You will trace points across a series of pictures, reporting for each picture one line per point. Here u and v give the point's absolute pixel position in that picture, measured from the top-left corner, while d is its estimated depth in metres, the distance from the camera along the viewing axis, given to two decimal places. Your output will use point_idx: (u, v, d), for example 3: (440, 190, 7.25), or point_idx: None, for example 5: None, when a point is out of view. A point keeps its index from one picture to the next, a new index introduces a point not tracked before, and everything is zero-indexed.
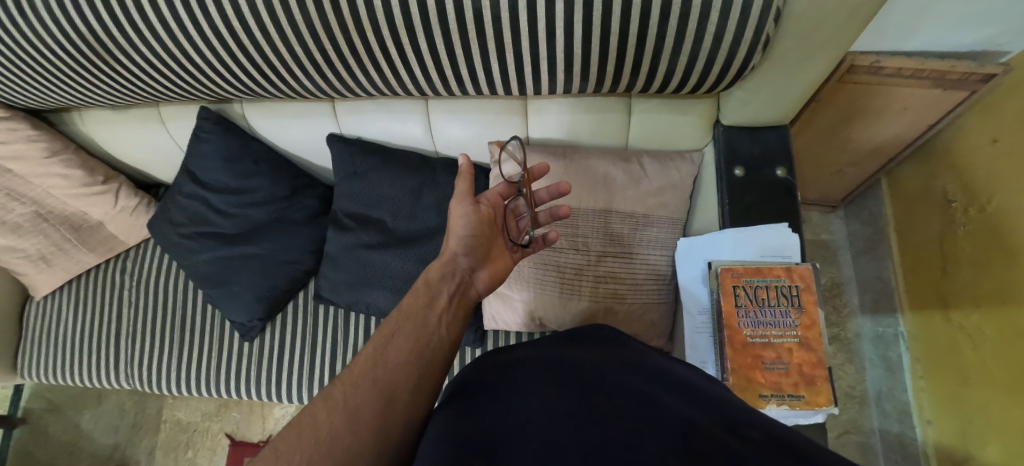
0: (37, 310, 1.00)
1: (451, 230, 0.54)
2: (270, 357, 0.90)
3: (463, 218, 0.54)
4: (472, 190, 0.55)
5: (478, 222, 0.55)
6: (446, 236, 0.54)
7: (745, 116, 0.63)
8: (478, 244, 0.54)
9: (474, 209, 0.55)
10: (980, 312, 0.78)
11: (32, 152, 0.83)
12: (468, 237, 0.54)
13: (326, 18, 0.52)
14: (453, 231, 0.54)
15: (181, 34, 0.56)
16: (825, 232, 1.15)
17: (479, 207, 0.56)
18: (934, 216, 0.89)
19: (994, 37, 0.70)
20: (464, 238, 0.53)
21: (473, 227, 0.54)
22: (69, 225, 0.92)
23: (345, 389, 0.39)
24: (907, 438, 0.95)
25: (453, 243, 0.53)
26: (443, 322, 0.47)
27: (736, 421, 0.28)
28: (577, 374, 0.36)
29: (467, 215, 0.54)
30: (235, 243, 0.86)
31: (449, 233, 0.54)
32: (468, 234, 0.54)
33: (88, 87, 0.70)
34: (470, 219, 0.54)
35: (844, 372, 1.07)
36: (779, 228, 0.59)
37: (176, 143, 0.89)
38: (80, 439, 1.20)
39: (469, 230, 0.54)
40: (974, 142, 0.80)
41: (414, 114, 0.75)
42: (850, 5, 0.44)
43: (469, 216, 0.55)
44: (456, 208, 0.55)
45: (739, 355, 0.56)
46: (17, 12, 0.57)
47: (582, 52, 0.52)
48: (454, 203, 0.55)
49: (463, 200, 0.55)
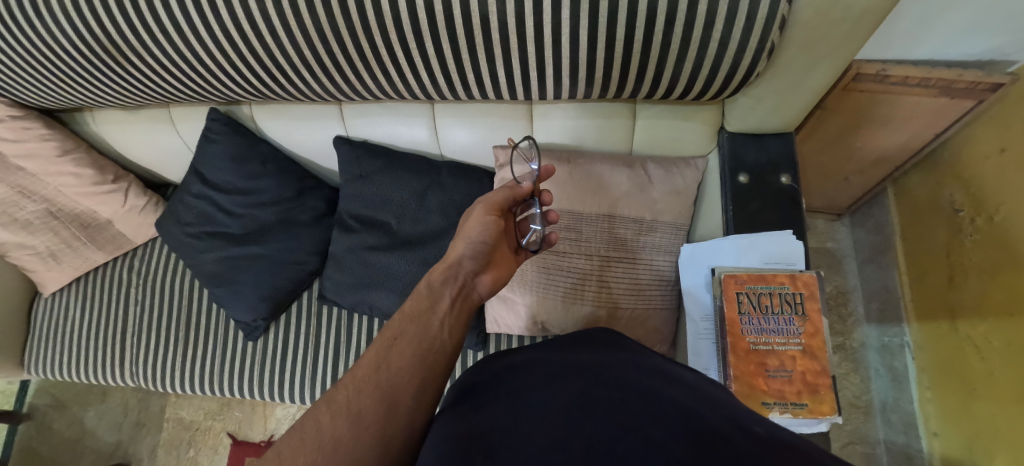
0: (45, 307, 1.01)
1: (463, 231, 0.55)
2: (273, 357, 0.90)
3: (480, 223, 0.55)
4: (497, 203, 0.57)
5: (494, 231, 0.55)
6: (458, 237, 0.55)
7: (750, 122, 0.63)
8: (486, 250, 0.54)
9: (492, 222, 0.55)
10: (988, 323, 0.77)
11: (44, 150, 0.85)
12: (477, 241, 0.54)
13: (335, 22, 0.52)
14: (468, 235, 0.54)
15: (193, 36, 0.57)
16: (830, 240, 1.15)
17: (499, 218, 0.56)
18: (941, 226, 0.89)
19: (1001, 47, 0.70)
20: (474, 243, 0.54)
21: (486, 234, 0.54)
22: (79, 223, 0.94)
23: (348, 394, 0.40)
24: (913, 450, 0.94)
25: (461, 247, 0.54)
26: (444, 326, 0.47)
27: (739, 419, 0.29)
28: (582, 374, 0.36)
29: (483, 222, 0.55)
30: (241, 243, 0.87)
31: (461, 237, 0.55)
32: (479, 240, 0.54)
33: (100, 88, 0.72)
34: (484, 225, 0.55)
35: (850, 382, 1.05)
36: (783, 235, 0.59)
37: (185, 144, 0.90)
38: (84, 435, 1.21)
39: (480, 235, 0.54)
40: (982, 151, 0.80)
41: (420, 118, 0.76)
42: (856, 14, 0.44)
43: (485, 222, 0.55)
44: (476, 212, 0.56)
45: (742, 362, 0.56)
46: (34, 13, 0.58)
47: (587, 57, 0.52)
48: (480, 208, 0.57)
49: (489, 208, 0.56)
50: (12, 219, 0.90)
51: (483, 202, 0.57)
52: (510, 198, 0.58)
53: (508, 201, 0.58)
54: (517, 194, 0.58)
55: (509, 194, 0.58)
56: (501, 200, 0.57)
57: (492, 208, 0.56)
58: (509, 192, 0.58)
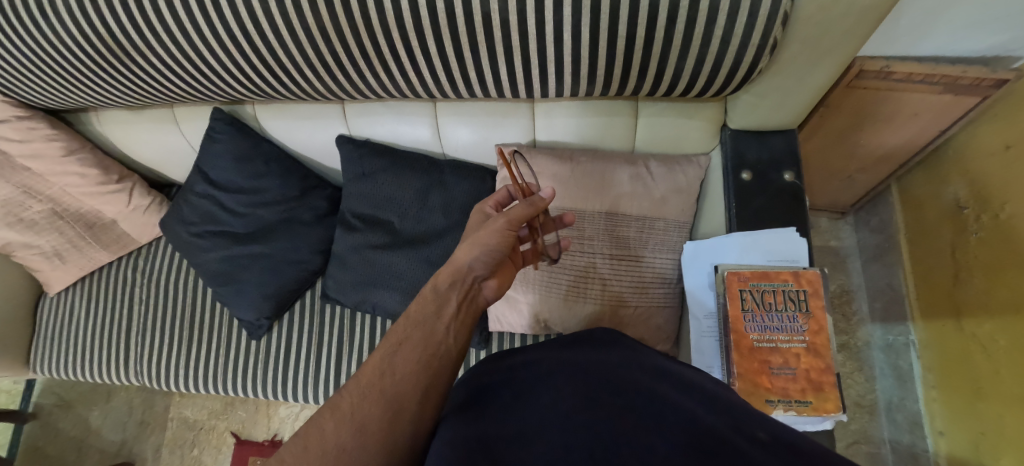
0: (51, 306, 1.02)
1: (478, 239, 0.52)
2: (276, 356, 0.90)
3: (499, 234, 0.52)
4: (519, 220, 0.53)
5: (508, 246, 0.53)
6: (471, 241, 0.53)
7: (753, 120, 0.63)
8: (497, 259, 0.53)
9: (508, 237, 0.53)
10: (993, 321, 0.76)
11: (50, 150, 0.85)
12: (492, 250, 0.52)
13: (338, 21, 0.53)
14: (485, 243, 0.52)
15: (197, 37, 0.58)
16: (834, 239, 1.15)
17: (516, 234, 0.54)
18: (945, 223, 0.88)
19: (1006, 43, 0.69)
20: (489, 251, 0.52)
21: (502, 245, 0.53)
22: (84, 223, 0.94)
23: (352, 401, 0.39)
24: (918, 450, 0.93)
25: (473, 253, 0.52)
26: (450, 331, 0.46)
27: (741, 421, 0.29)
28: (587, 375, 0.36)
29: (501, 235, 0.52)
30: (245, 242, 0.87)
31: (474, 242, 0.52)
32: (496, 249, 0.52)
33: (105, 88, 0.72)
34: (502, 238, 0.52)
35: (854, 381, 1.05)
36: (786, 233, 0.59)
37: (188, 143, 0.90)
38: (89, 435, 1.22)
39: (495, 244, 0.52)
40: (986, 148, 0.79)
41: (422, 117, 0.76)
42: (859, 10, 0.44)
43: (503, 235, 0.53)
44: (495, 222, 0.53)
45: (746, 359, 0.56)
46: (39, 14, 0.58)
47: (590, 54, 0.52)
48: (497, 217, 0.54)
49: (510, 221, 0.53)
50: (18, 219, 0.91)
51: (505, 213, 0.54)
52: (531, 214, 0.54)
53: (528, 215, 0.55)
54: (538, 209, 0.53)
55: (530, 210, 0.54)
56: (523, 214, 0.54)
57: (514, 221, 0.53)
58: (532, 208, 0.54)
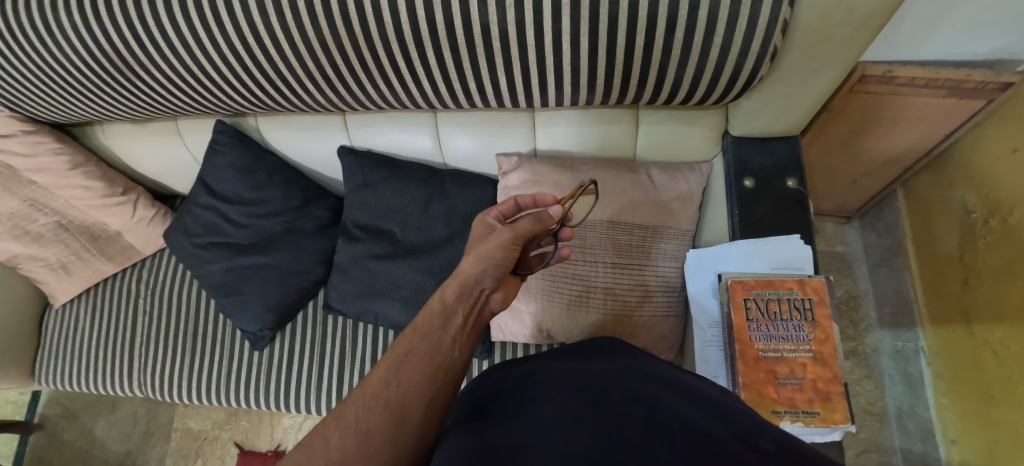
0: (56, 318, 1.03)
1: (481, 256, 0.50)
2: (278, 366, 0.90)
3: (502, 248, 0.51)
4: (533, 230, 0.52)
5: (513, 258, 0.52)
6: (476, 257, 0.50)
7: (755, 127, 0.63)
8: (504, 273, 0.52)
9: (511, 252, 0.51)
10: (1004, 326, 0.75)
11: (56, 164, 0.86)
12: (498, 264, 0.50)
13: (337, 35, 0.53)
14: (490, 257, 0.50)
15: (199, 51, 0.58)
16: (839, 243, 1.14)
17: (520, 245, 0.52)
18: (953, 228, 0.87)
19: (1010, 45, 0.68)
20: (496, 266, 0.50)
21: (508, 258, 0.51)
22: (89, 234, 0.95)
23: (357, 411, 0.38)
24: (931, 458, 0.91)
25: (480, 268, 0.50)
26: (456, 344, 0.46)
27: (745, 431, 0.29)
28: (589, 385, 0.35)
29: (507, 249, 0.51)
30: (247, 253, 0.87)
31: (480, 257, 0.50)
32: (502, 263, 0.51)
33: (110, 102, 0.73)
34: (507, 252, 0.51)
35: (863, 389, 1.03)
36: (790, 240, 0.59)
37: (192, 155, 0.91)
38: (93, 445, 1.22)
39: (501, 258, 0.50)
40: (993, 152, 0.78)
41: (424, 127, 0.77)
42: (859, 15, 0.43)
43: (507, 250, 0.51)
44: (501, 236, 0.51)
45: (751, 369, 0.55)
46: (46, 31, 0.59)
47: (589, 63, 0.52)
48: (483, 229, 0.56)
49: (516, 236, 0.51)
50: (24, 232, 0.92)
51: (512, 226, 0.52)
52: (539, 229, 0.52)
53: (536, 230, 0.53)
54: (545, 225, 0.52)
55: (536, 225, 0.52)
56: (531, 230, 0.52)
57: (519, 237, 0.51)
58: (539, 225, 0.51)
